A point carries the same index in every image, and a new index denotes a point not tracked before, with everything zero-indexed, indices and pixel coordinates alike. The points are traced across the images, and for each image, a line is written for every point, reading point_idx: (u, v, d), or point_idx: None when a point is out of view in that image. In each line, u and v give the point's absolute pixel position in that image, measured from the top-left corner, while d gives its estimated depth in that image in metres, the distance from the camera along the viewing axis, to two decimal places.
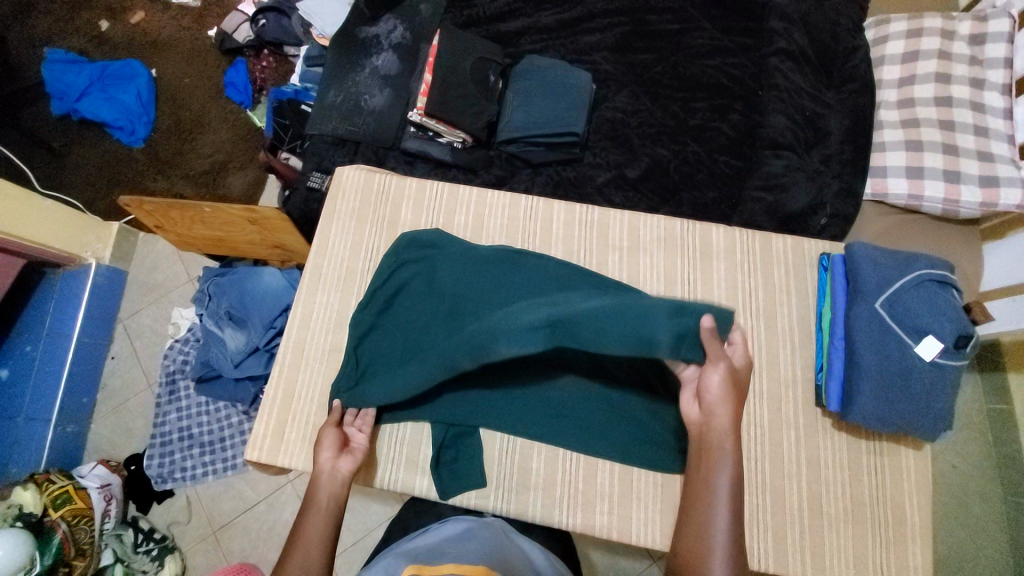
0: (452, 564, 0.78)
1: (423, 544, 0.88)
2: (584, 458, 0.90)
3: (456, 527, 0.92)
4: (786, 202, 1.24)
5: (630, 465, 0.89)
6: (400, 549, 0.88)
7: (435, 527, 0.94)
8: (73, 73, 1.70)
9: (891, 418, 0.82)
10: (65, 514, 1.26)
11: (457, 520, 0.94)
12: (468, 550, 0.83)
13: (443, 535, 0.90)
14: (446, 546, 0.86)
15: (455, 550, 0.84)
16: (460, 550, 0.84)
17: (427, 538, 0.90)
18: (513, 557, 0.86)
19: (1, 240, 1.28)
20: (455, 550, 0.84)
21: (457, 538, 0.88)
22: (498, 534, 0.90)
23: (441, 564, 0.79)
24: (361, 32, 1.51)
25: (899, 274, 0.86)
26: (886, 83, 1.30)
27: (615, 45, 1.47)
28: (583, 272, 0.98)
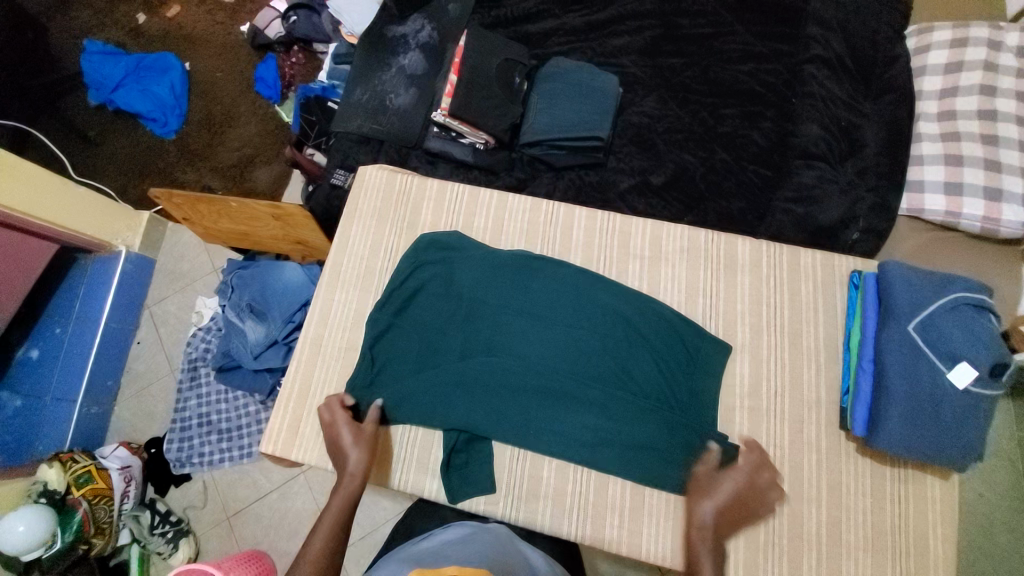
0: (454, 564, 0.76)
1: (426, 548, 0.87)
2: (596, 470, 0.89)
3: (457, 533, 0.90)
4: (817, 215, 1.21)
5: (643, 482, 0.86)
6: (402, 554, 0.86)
7: (438, 533, 0.92)
8: (110, 65, 1.75)
9: (918, 445, 0.79)
10: (87, 492, 1.29)
11: (460, 525, 0.92)
12: (470, 553, 0.81)
13: (445, 539, 0.88)
14: (448, 549, 0.83)
15: (457, 553, 0.81)
16: (463, 554, 0.81)
17: (428, 543, 0.88)
18: (514, 562, 0.82)
19: (33, 224, 1.32)
20: (458, 554, 0.81)
21: (459, 542, 0.85)
22: (501, 539, 0.87)
23: (444, 564, 0.76)
24: (389, 31, 1.52)
25: (934, 296, 0.82)
26: (926, 94, 1.25)
27: (645, 48, 1.45)
28: (603, 280, 0.97)
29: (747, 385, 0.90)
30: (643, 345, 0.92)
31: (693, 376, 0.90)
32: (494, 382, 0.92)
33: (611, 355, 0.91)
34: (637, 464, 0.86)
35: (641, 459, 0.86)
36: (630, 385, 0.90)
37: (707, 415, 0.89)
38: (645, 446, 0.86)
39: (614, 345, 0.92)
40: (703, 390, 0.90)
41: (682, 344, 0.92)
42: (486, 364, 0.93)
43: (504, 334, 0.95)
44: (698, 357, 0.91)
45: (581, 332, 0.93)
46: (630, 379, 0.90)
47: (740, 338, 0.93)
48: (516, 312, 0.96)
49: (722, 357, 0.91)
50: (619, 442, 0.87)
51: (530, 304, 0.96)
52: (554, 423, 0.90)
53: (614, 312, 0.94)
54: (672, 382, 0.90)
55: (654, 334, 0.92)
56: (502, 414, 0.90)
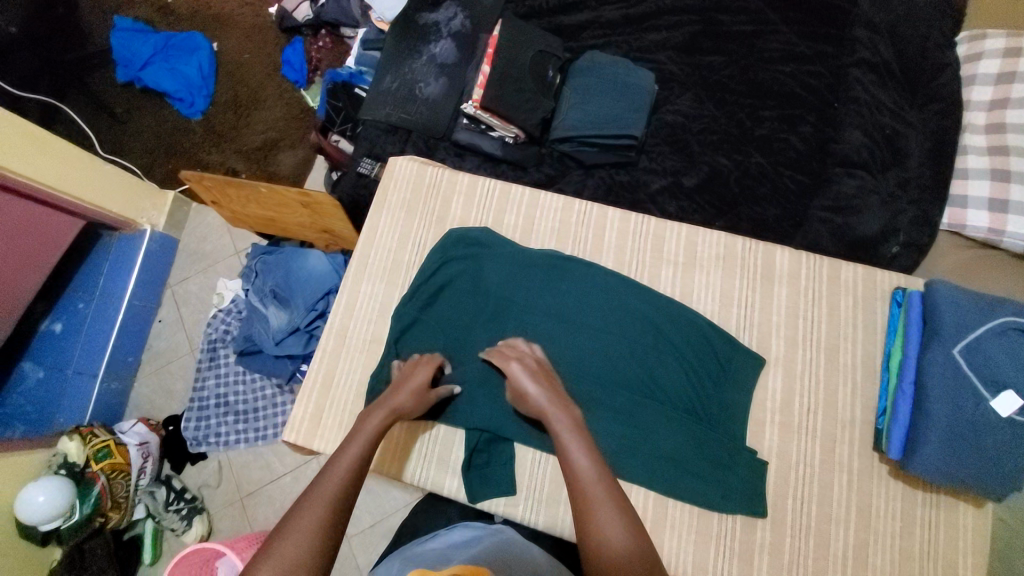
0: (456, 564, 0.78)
1: (430, 549, 0.89)
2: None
3: (461, 534, 0.92)
4: (856, 225, 1.18)
5: (667, 496, 0.84)
6: (407, 554, 0.88)
7: (442, 534, 0.94)
8: (139, 42, 1.75)
9: (958, 473, 0.76)
10: (105, 467, 1.31)
11: (465, 526, 0.94)
12: (470, 552, 0.84)
13: (450, 541, 0.90)
14: (451, 552, 0.85)
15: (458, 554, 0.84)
16: (466, 553, 0.84)
17: (433, 543, 0.90)
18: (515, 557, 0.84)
19: (61, 199, 1.33)
20: (460, 555, 0.84)
21: (462, 544, 0.88)
22: (502, 538, 0.90)
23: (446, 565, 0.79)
24: (421, 18, 1.49)
25: (982, 319, 0.79)
26: (975, 105, 1.19)
27: (683, 45, 1.41)
28: (634, 285, 0.95)
29: (779, 400, 0.88)
30: (672, 353, 0.90)
31: (723, 388, 0.89)
32: None
33: (638, 361, 0.90)
34: (662, 475, 0.84)
35: (664, 472, 0.84)
36: (656, 393, 0.89)
37: (735, 427, 0.87)
38: (670, 457, 0.85)
39: (642, 352, 0.91)
40: (732, 403, 0.88)
41: (712, 353, 0.90)
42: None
43: (531, 334, 0.94)
44: (728, 369, 0.89)
45: (609, 336, 0.92)
46: (656, 387, 0.89)
47: (774, 351, 0.91)
48: (543, 313, 0.95)
49: (754, 370, 0.89)
50: (644, 451, 0.85)
51: (559, 305, 0.95)
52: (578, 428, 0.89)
53: (644, 318, 0.92)
54: (701, 392, 0.88)
55: (684, 343, 0.91)
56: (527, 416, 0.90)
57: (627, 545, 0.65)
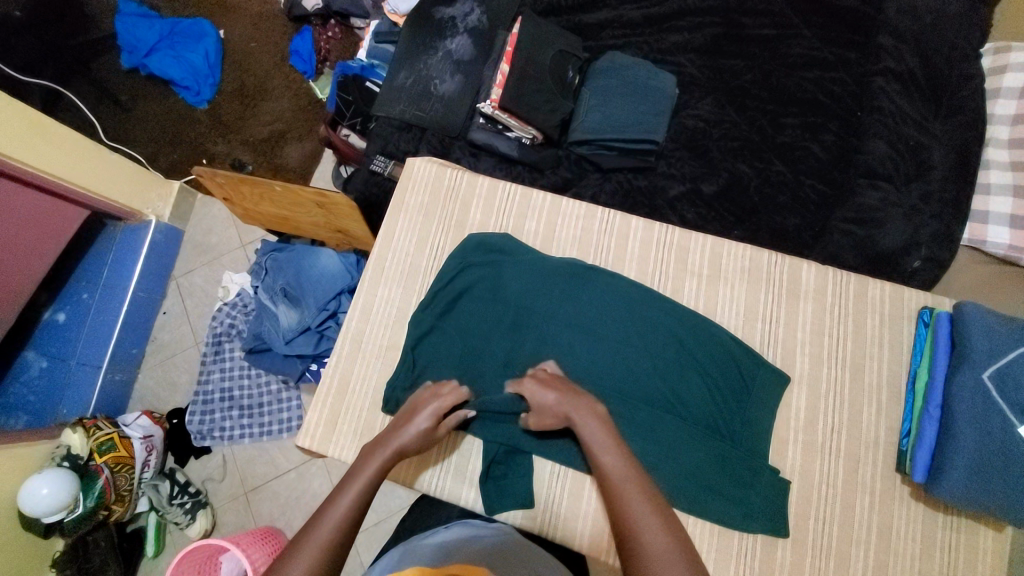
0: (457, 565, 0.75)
1: (428, 544, 0.85)
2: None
3: (461, 529, 0.89)
4: (878, 239, 1.17)
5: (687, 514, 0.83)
6: (406, 547, 0.86)
7: (441, 530, 0.91)
8: (144, 27, 1.71)
9: (984, 499, 0.76)
10: (109, 460, 1.29)
11: (464, 524, 0.90)
12: (470, 552, 0.81)
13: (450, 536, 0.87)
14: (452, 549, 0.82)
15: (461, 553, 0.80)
16: (467, 553, 0.81)
17: (432, 538, 0.87)
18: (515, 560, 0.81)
19: (65, 188, 1.29)
20: (460, 554, 0.80)
21: (463, 540, 0.85)
22: (503, 536, 0.87)
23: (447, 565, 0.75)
24: (437, 13, 1.46)
25: (1013, 343, 0.79)
26: (999, 119, 1.17)
27: (704, 47, 1.38)
28: (657, 297, 0.94)
29: (802, 417, 0.87)
30: (695, 369, 0.89)
31: (746, 405, 0.87)
32: None
33: (660, 376, 0.89)
34: (683, 493, 0.83)
35: (684, 491, 0.83)
36: (677, 408, 0.87)
37: (757, 442, 0.86)
38: (692, 475, 0.83)
39: (664, 366, 0.89)
40: (756, 419, 0.87)
41: (737, 370, 0.88)
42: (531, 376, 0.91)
43: (551, 346, 0.92)
44: (753, 386, 0.88)
45: (631, 349, 0.90)
46: (678, 402, 0.88)
47: (798, 368, 0.90)
48: (564, 324, 0.93)
49: (778, 387, 0.88)
50: (665, 467, 0.84)
51: (580, 316, 0.93)
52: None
53: (666, 332, 0.91)
54: (724, 409, 0.87)
55: (708, 358, 0.89)
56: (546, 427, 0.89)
57: (659, 538, 0.67)
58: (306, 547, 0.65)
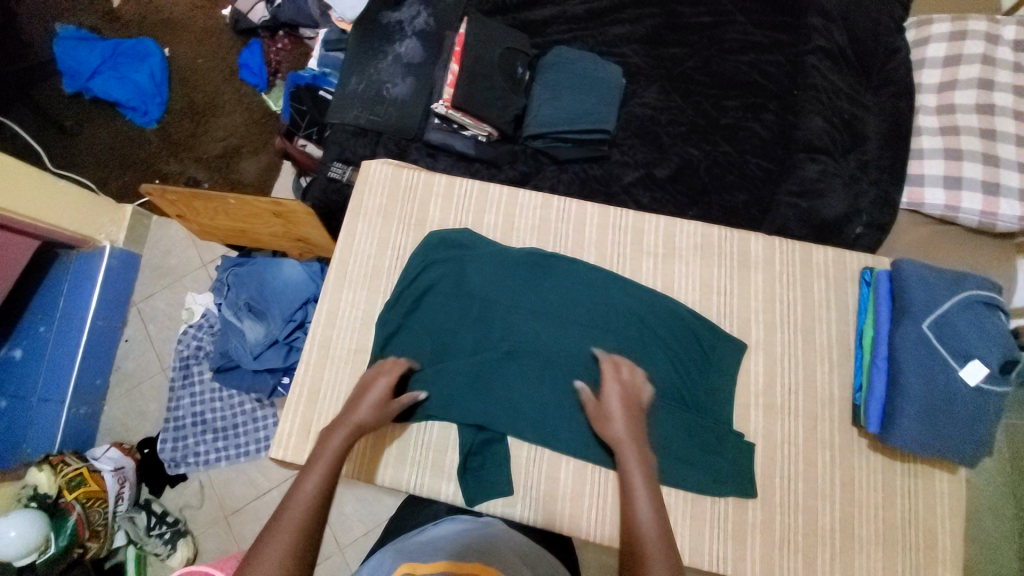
0: (444, 561, 0.76)
1: (419, 542, 0.86)
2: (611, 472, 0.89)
3: (452, 526, 0.90)
4: (821, 208, 1.22)
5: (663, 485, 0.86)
6: (396, 545, 0.86)
7: (431, 528, 0.91)
8: (84, 50, 1.66)
9: (931, 442, 0.80)
10: (79, 496, 1.26)
11: (453, 521, 0.91)
12: (458, 546, 0.82)
13: (440, 533, 0.88)
14: (441, 544, 0.83)
15: (448, 547, 0.82)
16: (457, 551, 0.81)
17: (422, 536, 0.88)
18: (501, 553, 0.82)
19: (13, 220, 1.25)
20: (448, 546, 0.82)
21: (453, 536, 0.85)
22: (492, 530, 0.88)
23: (434, 560, 0.77)
24: (384, 18, 1.46)
25: (948, 293, 0.84)
26: (925, 88, 1.25)
27: (647, 37, 1.42)
28: (617, 278, 0.97)
29: (762, 382, 0.91)
30: (659, 345, 0.92)
31: (709, 374, 0.91)
32: (509, 383, 0.91)
33: (626, 353, 0.91)
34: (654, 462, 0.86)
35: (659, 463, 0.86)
36: (644, 383, 0.90)
37: (721, 409, 0.90)
38: (664, 446, 0.86)
39: (629, 344, 0.92)
40: (719, 387, 0.90)
41: (697, 342, 0.92)
42: (500, 366, 0.92)
43: (518, 335, 0.94)
44: (714, 356, 0.92)
45: (597, 330, 0.93)
46: (645, 378, 0.90)
47: (755, 336, 0.94)
48: (529, 311, 0.95)
49: (737, 355, 0.92)
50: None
51: (545, 303, 0.95)
52: (572, 421, 0.89)
53: (627, 311, 0.94)
54: (689, 381, 0.91)
55: (669, 333, 0.93)
56: (518, 411, 0.90)
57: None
58: (277, 534, 0.64)
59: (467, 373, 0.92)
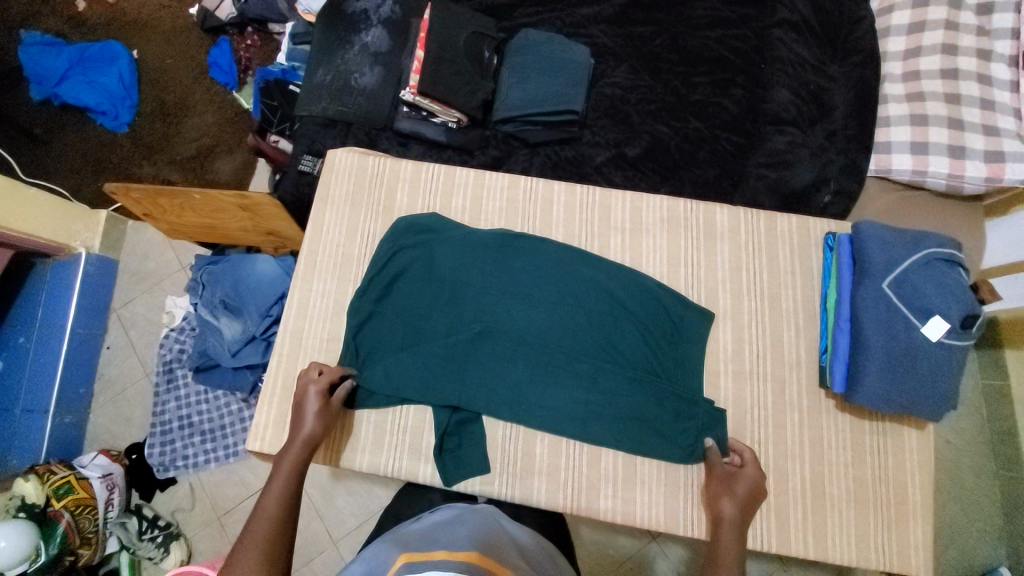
0: (445, 550, 0.72)
1: (415, 530, 0.81)
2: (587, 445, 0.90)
3: (445, 515, 0.85)
4: (791, 178, 1.23)
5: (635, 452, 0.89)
6: (390, 534, 0.81)
7: (428, 516, 0.87)
8: (50, 56, 1.63)
9: (896, 399, 0.82)
10: (68, 503, 1.23)
11: (449, 507, 0.88)
12: (457, 536, 0.77)
13: (436, 521, 0.83)
14: (438, 533, 0.78)
15: (446, 536, 0.77)
16: (456, 539, 0.76)
17: (415, 525, 0.83)
18: (502, 544, 0.78)
19: None
20: (447, 536, 0.77)
21: (452, 525, 0.81)
22: (490, 521, 0.84)
23: (433, 549, 0.72)
24: (348, 6, 1.43)
25: (907, 253, 0.85)
26: (891, 56, 1.26)
27: (613, 17, 1.42)
28: (585, 255, 0.98)
29: (730, 351, 0.94)
30: (628, 317, 0.93)
31: (678, 345, 0.93)
32: (483, 363, 0.92)
33: (596, 327, 0.93)
34: (625, 429, 0.88)
35: (633, 432, 0.88)
36: (614, 355, 0.92)
37: (690, 380, 0.91)
38: (636, 414, 0.88)
39: (598, 318, 0.93)
40: (689, 358, 0.92)
41: (665, 314, 0.94)
42: (473, 347, 0.92)
43: (489, 316, 0.94)
44: (682, 327, 0.94)
45: (567, 306, 0.94)
46: (615, 350, 0.92)
47: (722, 305, 0.96)
48: (500, 290, 0.95)
49: (705, 324, 0.95)
50: (608, 411, 0.89)
51: (514, 283, 0.96)
52: (547, 397, 0.90)
53: (595, 285, 0.95)
54: (658, 352, 0.92)
55: (638, 306, 0.94)
56: (493, 390, 0.91)
57: None
58: (246, 550, 0.69)
59: (440, 355, 0.92)
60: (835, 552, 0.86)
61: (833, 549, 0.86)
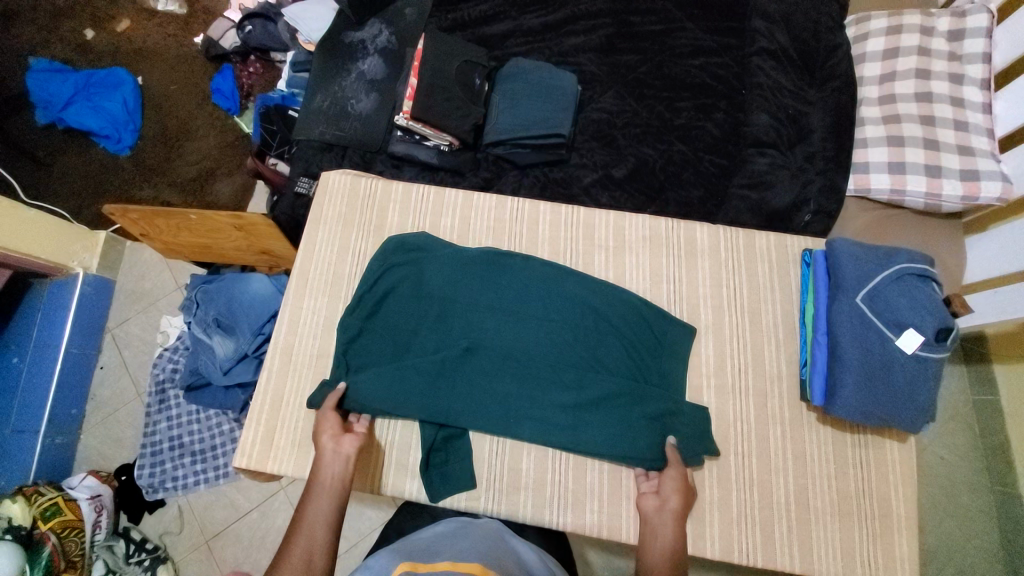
0: (448, 561, 0.73)
1: (421, 539, 0.82)
2: (573, 456, 0.91)
3: (446, 528, 0.86)
4: (771, 199, 1.27)
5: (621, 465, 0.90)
6: (395, 544, 0.81)
7: (431, 527, 0.88)
8: (57, 82, 1.67)
9: (873, 411, 0.84)
10: (54, 526, 1.22)
11: (449, 520, 0.89)
12: (462, 548, 0.78)
13: (435, 532, 0.85)
14: (441, 544, 0.79)
15: (449, 547, 0.78)
16: (459, 553, 0.76)
17: (417, 536, 0.84)
18: (507, 558, 0.79)
19: None
20: (450, 548, 0.77)
21: (455, 537, 0.82)
22: (491, 534, 0.84)
23: (435, 560, 0.73)
24: (346, 37, 1.50)
25: (879, 269, 0.88)
26: (867, 81, 1.31)
27: (600, 46, 1.48)
28: (570, 272, 1.01)
29: (712, 364, 0.97)
30: (611, 332, 0.96)
31: (661, 358, 0.96)
32: (471, 378, 0.93)
33: (582, 341, 0.95)
34: (615, 440, 0.89)
35: (620, 445, 0.88)
36: (599, 368, 0.94)
37: (676, 393, 0.94)
38: (621, 427, 0.89)
39: (584, 333, 0.95)
40: (672, 371, 0.95)
41: (649, 328, 0.97)
42: (460, 362, 0.94)
43: (477, 332, 0.96)
44: (665, 341, 0.96)
45: (552, 323, 0.96)
46: (600, 363, 0.94)
47: (703, 320, 1.00)
48: (487, 308, 0.97)
49: (688, 339, 0.97)
50: (596, 421, 0.90)
51: (502, 300, 0.98)
52: (534, 410, 0.91)
53: (580, 301, 0.97)
54: (643, 366, 0.94)
55: (620, 321, 0.96)
56: (480, 405, 0.92)
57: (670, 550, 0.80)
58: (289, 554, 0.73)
59: (428, 371, 0.93)
60: (822, 566, 0.86)
61: (820, 562, 0.86)
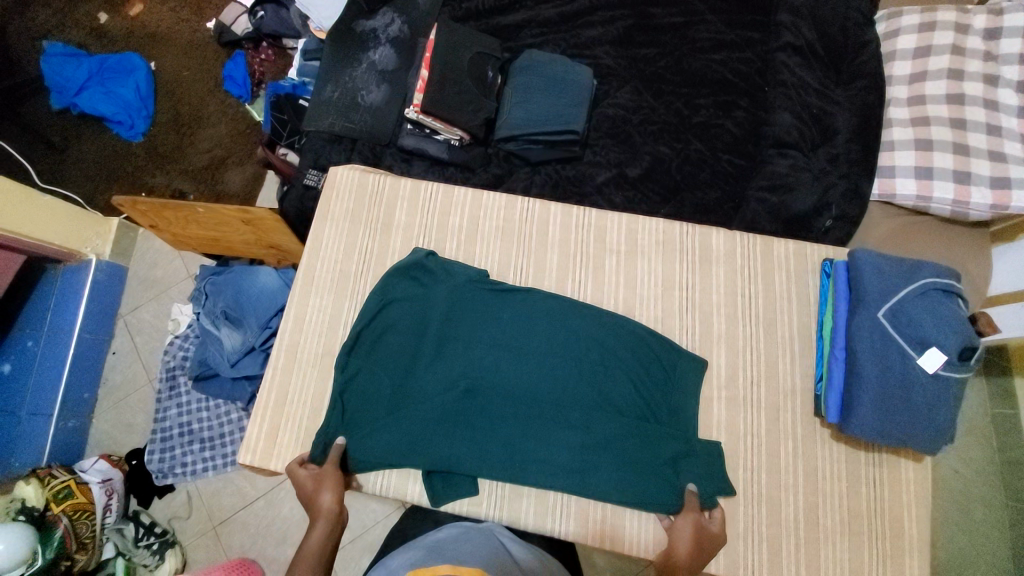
0: (450, 566, 0.71)
1: (425, 544, 0.81)
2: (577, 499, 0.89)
3: (449, 533, 0.85)
4: (791, 203, 1.23)
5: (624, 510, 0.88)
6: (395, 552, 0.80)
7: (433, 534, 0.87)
8: (71, 66, 1.66)
9: (890, 431, 0.82)
10: (66, 508, 1.23)
11: (452, 525, 0.88)
12: (464, 553, 0.77)
13: (438, 538, 0.84)
14: (444, 549, 0.78)
15: (449, 553, 0.77)
16: (460, 559, 0.75)
17: (419, 543, 0.83)
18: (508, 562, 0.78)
19: (8, 238, 1.26)
20: (452, 554, 0.76)
21: (455, 542, 0.81)
22: (493, 542, 0.83)
23: (437, 564, 0.72)
24: (358, 26, 1.46)
25: (902, 284, 0.85)
26: (896, 80, 1.26)
27: (618, 38, 1.43)
28: (575, 304, 0.98)
29: (724, 375, 0.94)
30: (618, 365, 0.92)
31: (670, 394, 0.92)
32: (472, 417, 0.90)
33: (588, 377, 0.92)
34: (623, 482, 0.86)
35: (627, 488, 0.85)
36: (608, 407, 0.90)
37: (685, 405, 0.92)
38: (629, 471, 0.86)
39: (590, 368, 0.92)
40: (683, 378, 0.93)
41: (658, 362, 0.94)
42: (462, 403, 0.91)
43: (478, 369, 0.93)
44: (673, 375, 0.93)
45: (556, 360, 0.93)
46: (608, 403, 0.90)
47: (717, 328, 0.97)
48: (489, 343, 0.94)
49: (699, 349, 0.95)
50: (602, 463, 0.87)
51: (505, 337, 0.95)
52: (540, 452, 0.88)
53: (586, 337, 0.94)
54: (657, 387, 0.92)
55: (629, 355, 0.93)
56: (482, 445, 0.88)
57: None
58: None
59: (428, 410, 0.90)
60: None
61: None
